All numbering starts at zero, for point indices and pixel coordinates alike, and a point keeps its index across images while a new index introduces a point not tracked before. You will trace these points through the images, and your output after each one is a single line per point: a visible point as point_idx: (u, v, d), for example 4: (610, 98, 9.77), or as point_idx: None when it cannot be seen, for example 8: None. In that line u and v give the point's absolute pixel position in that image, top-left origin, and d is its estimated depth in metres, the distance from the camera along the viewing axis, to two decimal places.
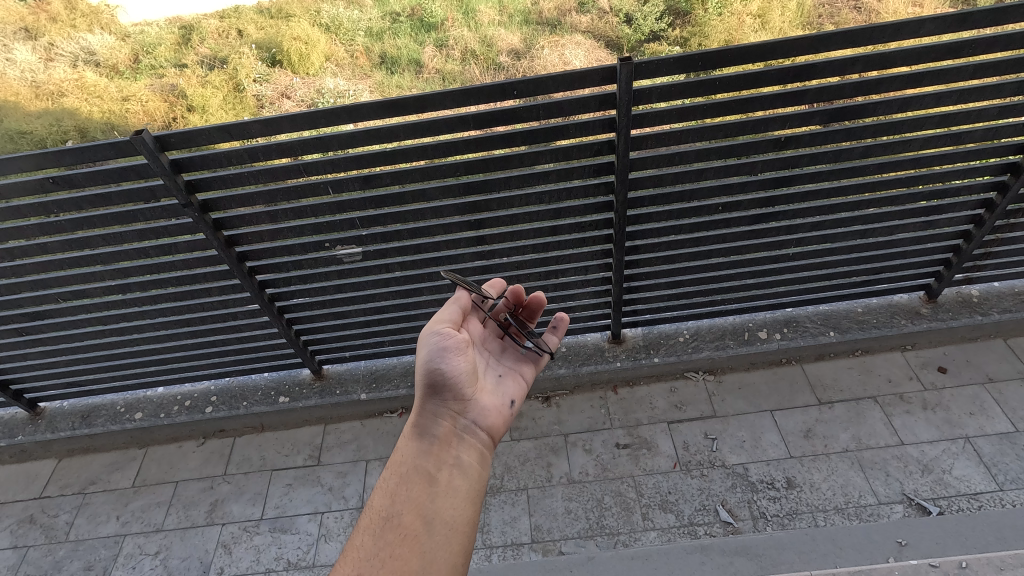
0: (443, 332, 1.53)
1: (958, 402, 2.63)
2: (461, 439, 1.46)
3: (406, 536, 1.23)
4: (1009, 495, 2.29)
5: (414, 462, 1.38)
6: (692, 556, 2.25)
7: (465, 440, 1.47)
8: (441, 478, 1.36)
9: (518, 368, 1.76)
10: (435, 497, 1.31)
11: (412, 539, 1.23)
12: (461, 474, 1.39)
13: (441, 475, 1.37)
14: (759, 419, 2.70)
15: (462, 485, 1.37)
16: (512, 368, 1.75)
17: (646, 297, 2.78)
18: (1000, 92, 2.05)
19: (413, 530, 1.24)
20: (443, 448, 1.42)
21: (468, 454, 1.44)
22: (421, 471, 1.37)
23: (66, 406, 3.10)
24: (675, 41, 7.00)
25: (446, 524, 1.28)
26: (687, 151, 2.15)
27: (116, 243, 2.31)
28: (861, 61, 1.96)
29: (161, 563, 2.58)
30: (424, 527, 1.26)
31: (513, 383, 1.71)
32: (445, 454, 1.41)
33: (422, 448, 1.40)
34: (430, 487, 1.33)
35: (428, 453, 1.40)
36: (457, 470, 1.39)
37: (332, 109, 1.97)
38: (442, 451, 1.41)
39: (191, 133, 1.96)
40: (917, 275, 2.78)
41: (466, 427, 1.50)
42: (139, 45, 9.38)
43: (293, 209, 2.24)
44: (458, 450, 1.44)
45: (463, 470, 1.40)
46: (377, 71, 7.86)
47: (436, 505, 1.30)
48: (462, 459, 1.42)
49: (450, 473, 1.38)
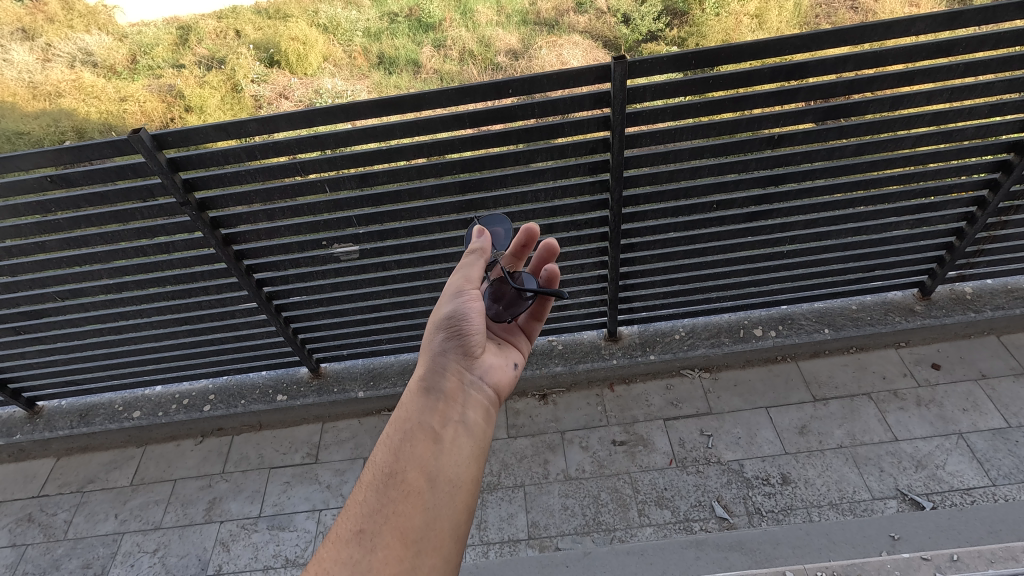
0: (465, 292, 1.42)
1: (952, 398, 2.65)
2: (467, 395, 1.35)
3: (410, 493, 1.13)
4: (1002, 490, 2.31)
5: (418, 416, 1.25)
6: (687, 551, 2.27)
7: (473, 397, 1.35)
8: (446, 435, 1.24)
9: (513, 339, 1.71)
10: (442, 455, 1.20)
11: (416, 497, 1.12)
12: (468, 431, 1.27)
13: (447, 432, 1.25)
14: (755, 416, 2.72)
15: (469, 442, 1.26)
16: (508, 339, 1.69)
17: (642, 295, 2.80)
18: (990, 90, 2.07)
19: (417, 488, 1.14)
20: (450, 404, 1.30)
21: (476, 412, 1.33)
22: (427, 426, 1.24)
23: (64, 405, 3.11)
24: (673, 41, 7.03)
25: (452, 481, 1.17)
26: (681, 149, 2.17)
27: (114, 241, 2.32)
28: (854, 61, 1.97)
29: (159, 561, 2.59)
30: (429, 484, 1.15)
31: (511, 349, 1.64)
32: (452, 411, 1.28)
33: (428, 403, 1.27)
34: (436, 444, 1.22)
35: (434, 408, 1.27)
36: (463, 427, 1.28)
37: (329, 108, 1.98)
38: (448, 407, 1.29)
39: (189, 132, 1.97)
40: (911, 272, 2.80)
41: (474, 384, 1.39)
42: (137, 45, 9.39)
43: (290, 207, 2.26)
44: (466, 407, 1.32)
45: (471, 427, 1.28)
46: (375, 71, 7.88)
47: (442, 462, 1.19)
48: (469, 416, 1.30)
49: (456, 429, 1.26)
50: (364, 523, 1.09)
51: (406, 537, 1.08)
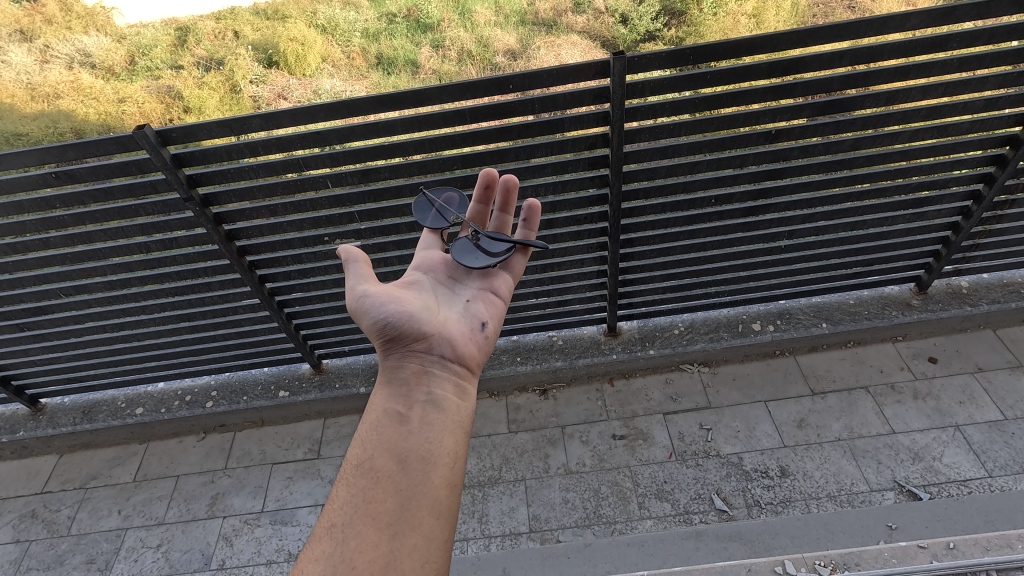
0: (370, 291, 1.40)
1: (948, 391, 2.67)
2: (431, 374, 1.32)
3: (380, 478, 1.12)
4: (998, 481, 2.34)
5: (381, 405, 1.25)
6: (687, 542, 2.30)
7: (437, 374, 1.33)
8: (414, 415, 1.23)
9: (491, 288, 1.62)
10: (409, 435, 1.19)
11: (387, 481, 1.12)
12: (437, 408, 1.26)
13: (414, 412, 1.24)
14: (754, 410, 2.74)
15: (437, 418, 1.24)
16: (482, 290, 1.61)
17: (642, 290, 2.82)
18: (985, 85, 2.09)
19: (387, 472, 1.13)
20: (413, 386, 1.29)
21: (441, 388, 1.30)
22: (392, 412, 1.23)
23: (67, 402, 3.13)
24: (670, 41, 7.08)
25: (424, 459, 1.16)
26: (679, 144, 2.20)
27: (117, 238, 2.34)
28: (850, 55, 1.98)
29: (162, 556, 2.60)
30: (400, 466, 1.14)
31: (484, 305, 1.56)
32: (415, 392, 1.27)
33: (390, 392, 1.27)
34: (403, 425, 1.21)
35: (397, 394, 1.27)
36: (431, 404, 1.26)
37: (331, 104, 2.01)
38: (411, 390, 1.28)
39: (192, 128, 1.99)
40: (907, 266, 2.83)
41: (436, 362, 1.35)
42: (134, 47, 9.39)
43: (292, 203, 2.27)
44: (429, 386, 1.30)
45: (436, 404, 1.27)
46: (373, 71, 7.90)
47: (410, 442, 1.18)
48: (435, 394, 1.29)
49: (423, 408, 1.25)
50: (338, 516, 1.09)
51: (381, 521, 1.07)
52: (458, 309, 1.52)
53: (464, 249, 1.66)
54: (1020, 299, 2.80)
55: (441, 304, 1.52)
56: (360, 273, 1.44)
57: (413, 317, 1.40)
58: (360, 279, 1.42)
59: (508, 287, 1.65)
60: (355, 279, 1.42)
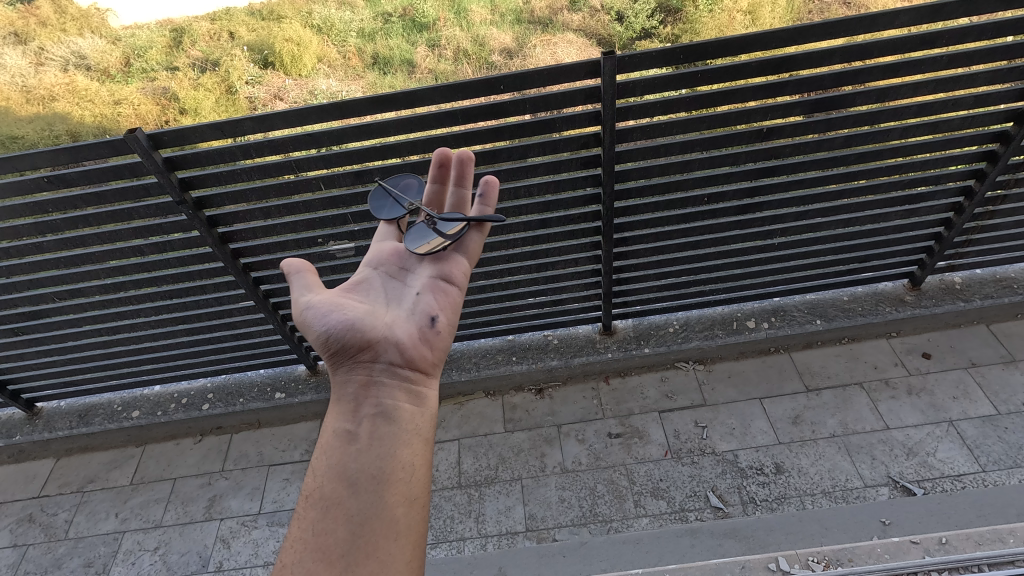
0: (314, 303, 1.35)
1: (942, 386, 2.68)
2: (378, 384, 1.24)
3: (328, 506, 1.03)
4: (991, 475, 2.35)
5: (329, 425, 1.16)
6: (682, 539, 2.31)
7: (385, 382, 1.24)
8: (363, 432, 1.14)
9: (445, 276, 1.52)
10: (358, 454, 1.10)
11: (336, 509, 1.03)
12: (388, 420, 1.17)
13: (362, 427, 1.15)
14: (749, 407, 2.75)
15: (389, 429, 1.15)
16: (433, 279, 1.51)
17: (637, 289, 2.82)
18: (975, 81, 2.10)
19: (336, 498, 1.04)
20: (360, 400, 1.20)
21: (391, 397, 1.22)
22: (341, 431, 1.14)
23: (64, 406, 3.13)
24: (666, 39, 7.09)
25: (377, 479, 1.07)
26: (671, 143, 2.20)
27: (112, 241, 2.34)
28: (839, 53, 2.00)
29: (160, 558, 2.61)
30: (349, 489, 1.05)
31: (439, 298, 1.47)
32: (362, 405, 1.18)
33: (337, 409, 1.19)
34: (352, 444, 1.12)
35: (344, 411, 1.18)
36: (381, 418, 1.17)
37: (323, 106, 2.01)
38: (358, 403, 1.19)
39: (184, 131, 1.99)
40: (901, 262, 2.84)
41: (385, 370, 1.27)
42: (129, 49, 9.37)
43: (285, 205, 2.28)
44: (378, 397, 1.21)
45: (386, 414, 1.18)
46: (369, 71, 7.88)
47: (359, 462, 1.09)
48: (384, 405, 1.20)
49: (372, 422, 1.16)
50: (285, 556, 1.00)
51: (332, 555, 0.98)
52: (409, 307, 1.43)
53: (418, 234, 1.58)
54: (1012, 294, 2.81)
55: (390, 305, 1.44)
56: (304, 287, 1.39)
57: (357, 325, 1.33)
58: (303, 290, 1.37)
59: (465, 273, 1.56)
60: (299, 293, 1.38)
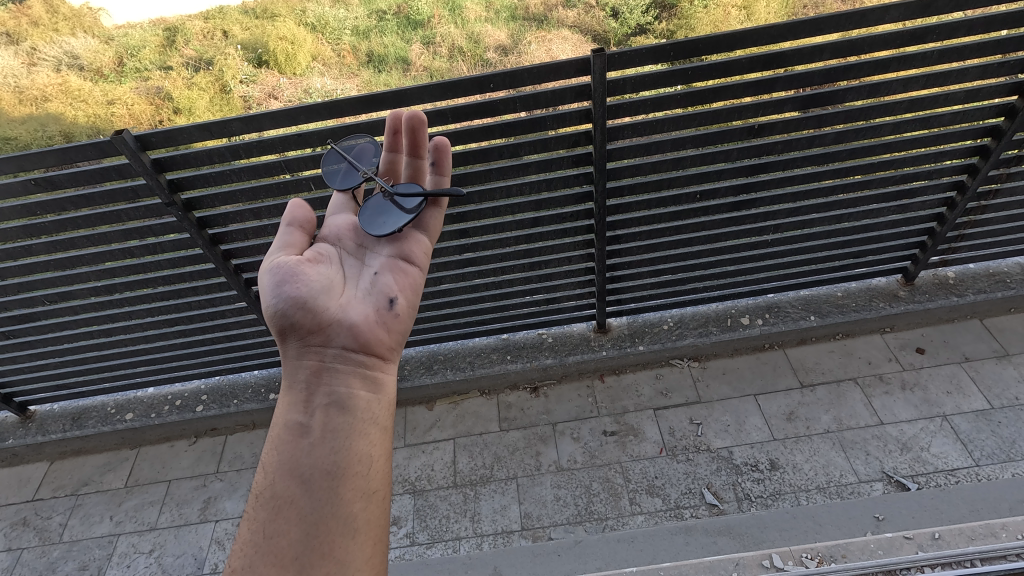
0: (279, 266, 1.36)
1: (936, 381, 2.69)
2: (331, 371, 1.25)
3: (280, 506, 1.03)
4: (985, 470, 2.36)
5: (280, 418, 1.16)
6: (677, 537, 2.31)
7: (337, 369, 1.25)
8: (315, 425, 1.15)
9: (404, 255, 1.52)
10: (310, 448, 1.11)
11: (288, 508, 1.03)
12: (341, 411, 1.19)
13: (315, 419, 1.16)
14: (743, 404, 2.75)
15: (343, 421, 1.17)
16: (394, 258, 1.51)
17: (631, 287, 2.82)
18: (966, 76, 2.09)
19: (289, 497, 1.04)
20: (312, 390, 1.21)
21: (344, 385, 1.23)
22: (292, 424, 1.15)
23: (57, 408, 3.12)
24: (662, 35, 7.08)
25: (330, 474, 1.08)
26: (663, 141, 2.20)
27: (101, 243, 2.33)
28: (829, 49, 2.00)
29: (156, 561, 2.60)
30: (302, 487, 1.06)
31: (396, 278, 1.47)
32: (314, 396, 1.19)
33: (287, 399, 1.19)
34: (305, 438, 1.12)
35: (295, 402, 1.18)
36: (334, 408, 1.18)
37: (312, 106, 2.00)
38: (310, 394, 1.20)
39: (172, 132, 1.98)
40: (895, 258, 2.84)
41: (336, 355, 1.27)
42: (122, 48, 9.31)
43: (276, 206, 2.27)
44: (330, 385, 1.22)
45: (340, 403, 1.19)
46: (364, 69, 7.84)
47: (313, 456, 1.10)
48: (337, 393, 1.21)
49: (325, 414, 1.17)
50: (233, 563, 0.98)
51: (285, 558, 0.98)
52: (366, 288, 1.43)
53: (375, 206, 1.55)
54: (1004, 289, 2.81)
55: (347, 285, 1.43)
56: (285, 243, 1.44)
57: (312, 301, 1.33)
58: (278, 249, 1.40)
59: (425, 253, 1.56)
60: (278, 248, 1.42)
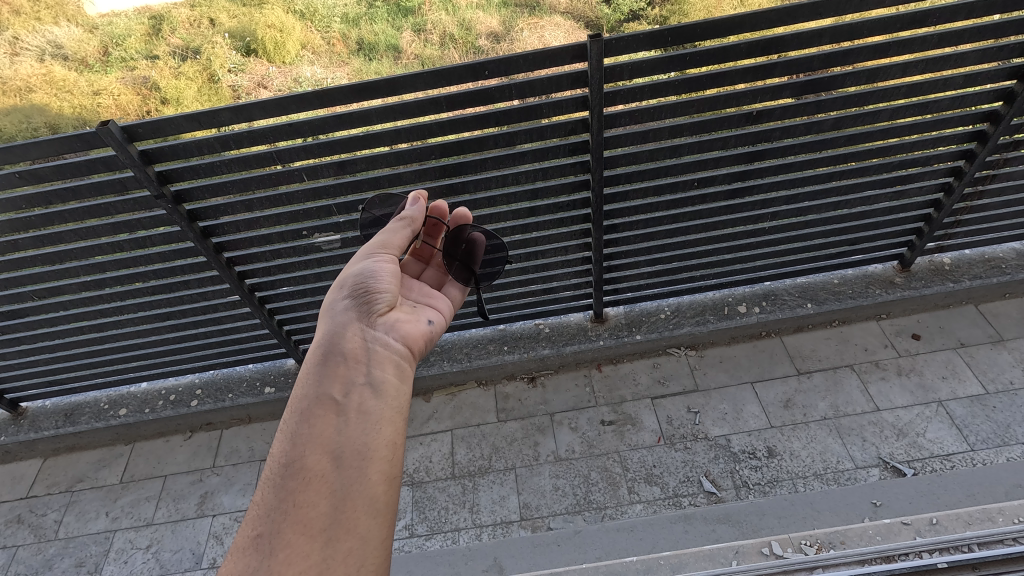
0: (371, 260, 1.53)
1: (932, 366, 2.70)
2: (372, 356, 1.36)
3: (310, 478, 1.10)
4: (980, 455, 2.37)
5: (315, 392, 1.25)
6: (675, 526, 2.32)
7: (380, 355, 1.38)
8: (349, 406, 1.24)
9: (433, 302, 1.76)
10: (343, 427, 1.20)
11: (319, 481, 1.10)
12: (374, 394, 1.28)
13: (349, 400, 1.25)
14: (741, 392, 2.75)
15: (375, 405, 1.26)
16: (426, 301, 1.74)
17: (627, 276, 2.81)
18: (964, 60, 2.07)
19: (319, 472, 1.12)
20: (351, 370, 1.31)
21: (381, 370, 1.34)
22: (326, 401, 1.23)
23: (49, 405, 3.08)
24: (655, 20, 7.02)
25: (358, 453, 1.17)
26: (661, 128, 2.18)
27: (90, 237, 2.29)
28: (828, 34, 1.97)
29: (153, 557, 2.58)
30: (333, 464, 1.14)
31: (428, 310, 1.68)
32: (352, 377, 1.29)
33: (325, 376, 1.28)
34: (338, 417, 1.21)
35: (332, 379, 1.27)
36: (368, 391, 1.28)
37: (303, 95, 1.95)
38: (348, 374, 1.29)
39: (160, 123, 1.94)
40: (892, 244, 2.83)
41: (376, 342, 1.40)
42: (106, 36, 9.02)
43: (268, 198, 2.23)
44: (368, 367, 1.33)
45: (374, 386, 1.29)
46: (355, 57, 7.68)
47: (345, 436, 1.18)
48: (374, 378, 1.31)
49: (359, 396, 1.26)
50: (263, 526, 1.04)
51: (312, 528, 1.05)
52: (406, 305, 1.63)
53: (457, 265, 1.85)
54: (1000, 274, 2.82)
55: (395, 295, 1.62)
56: (398, 237, 1.61)
57: (374, 294, 1.49)
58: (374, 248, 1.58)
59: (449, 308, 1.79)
60: (390, 240, 1.60)
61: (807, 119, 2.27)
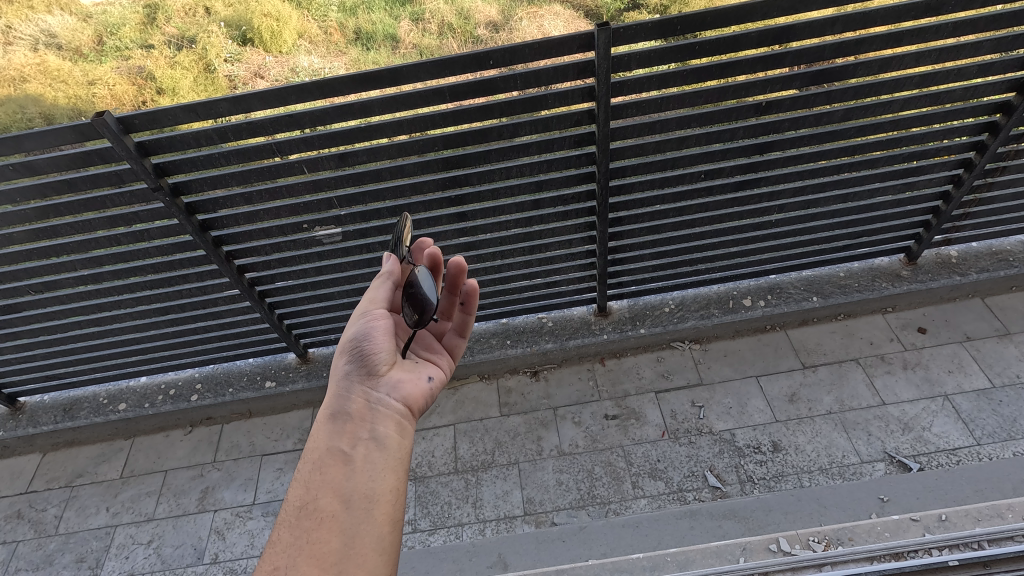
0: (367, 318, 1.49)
1: (937, 360, 2.68)
2: (377, 412, 1.37)
3: (324, 519, 1.15)
4: (986, 449, 2.36)
5: (325, 443, 1.29)
6: (681, 522, 2.31)
7: (384, 411, 1.38)
8: (356, 455, 1.27)
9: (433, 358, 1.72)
10: (352, 474, 1.23)
11: (331, 521, 1.15)
12: (380, 445, 1.30)
13: (357, 451, 1.28)
14: (745, 385, 2.73)
15: (381, 457, 1.29)
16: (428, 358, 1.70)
17: (631, 269, 2.77)
18: (978, 50, 2.03)
19: (331, 512, 1.17)
20: (358, 424, 1.33)
21: (384, 426, 1.34)
22: (336, 451, 1.27)
23: (47, 400, 3.05)
24: (655, 9, 6.93)
25: (367, 497, 1.21)
26: (667, 119, 2.13)
27: (86, 231, 2.26)
28: (841, 22, 1.92)
29: (154, 552, 2.57)
30: (344, 506, 1.18)
31: (431, 365, 1.64)
32: (359, 430, 1.31)
33: (334, 428, 1.31)
34: (347, 465, 1.25)
35: (340, 432, 1.30)
36: (374, 442, 1.31)
37: (302, 85, 1.89)
38: (356, 427, 1.32)
39: (157, 113, 1.89)
40: (899, 237, 2.80)
41: (381, 401, 1.40)
42: (100, 25, 8.86)
43: (267, 190, 2.18)
44: (372, 423, 1.34)
45: (379, 439, 1.31)
46: (353, 46, 7.57)
47: (354, 482, 1.22)
48: (378, 433, 1.32)
49: (366, 447, 1.29)
50: (282, 559, 1.09)
51: (325, 562, 1.09)
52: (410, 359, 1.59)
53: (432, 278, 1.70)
54: (1007, 267, 2.79)
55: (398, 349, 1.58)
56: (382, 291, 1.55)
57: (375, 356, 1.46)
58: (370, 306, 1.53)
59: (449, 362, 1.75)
60: (377, 295, 1.55)
61: (817, 110, 2.23)
